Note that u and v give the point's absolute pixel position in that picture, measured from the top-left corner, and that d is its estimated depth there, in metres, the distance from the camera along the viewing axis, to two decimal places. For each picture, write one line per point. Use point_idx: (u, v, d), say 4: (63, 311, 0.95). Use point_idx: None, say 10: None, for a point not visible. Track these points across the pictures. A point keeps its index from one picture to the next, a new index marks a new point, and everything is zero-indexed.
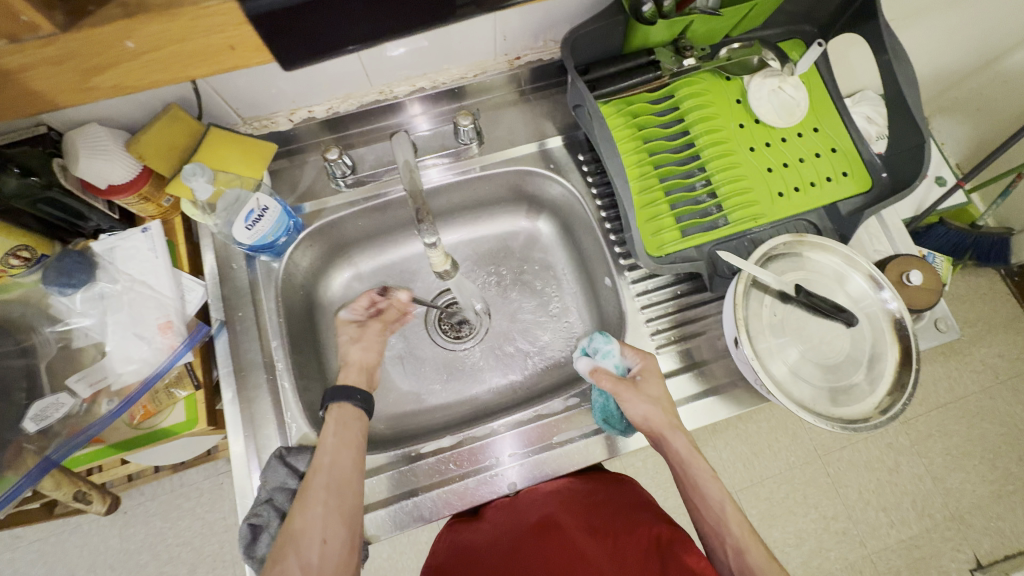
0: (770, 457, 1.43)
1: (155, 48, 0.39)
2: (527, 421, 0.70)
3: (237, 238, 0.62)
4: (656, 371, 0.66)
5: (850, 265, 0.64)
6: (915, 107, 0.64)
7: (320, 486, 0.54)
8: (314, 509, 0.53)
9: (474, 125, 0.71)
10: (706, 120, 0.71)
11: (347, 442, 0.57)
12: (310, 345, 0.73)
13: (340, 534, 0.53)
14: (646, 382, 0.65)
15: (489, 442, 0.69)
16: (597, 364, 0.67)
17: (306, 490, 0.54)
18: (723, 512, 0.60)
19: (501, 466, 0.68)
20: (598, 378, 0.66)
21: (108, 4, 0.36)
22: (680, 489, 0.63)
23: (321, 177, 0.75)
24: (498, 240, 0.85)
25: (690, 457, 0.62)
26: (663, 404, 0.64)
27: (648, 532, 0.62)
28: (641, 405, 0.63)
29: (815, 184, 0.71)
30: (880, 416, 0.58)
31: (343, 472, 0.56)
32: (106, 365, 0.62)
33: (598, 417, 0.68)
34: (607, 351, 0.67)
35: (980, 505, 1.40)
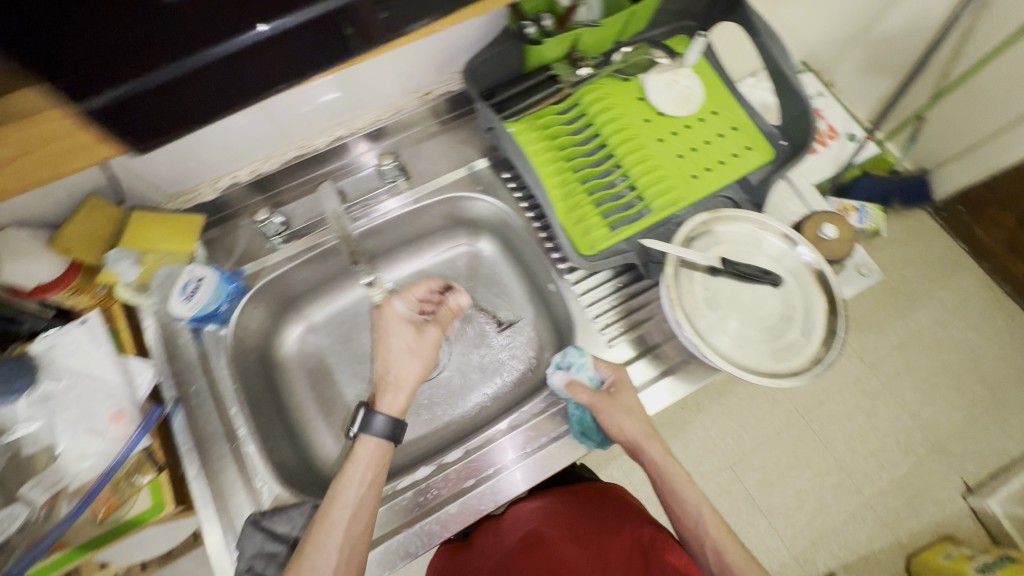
0: (756, 427, 1.47)
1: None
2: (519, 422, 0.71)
3: (176, 313, 0.63)
4: (630, 380, 0.68)
5: (764, 229, 0.68)
6: (794, 78, 0.70)
7: (328, 550, 0.54)
8: (323, 562, 0.53)
9: (395, 162, 0.75)
10: (613, 121, 0.76)
11: (369, 498, 0.57)
12: (271, 406, 0.73)
13: None
14: (621, 393, 0.67)
15: (485, 453, 0.70)
16: (572, 377, 0.68)
17: (313, 545, 0.54)
18: (700, 514, 0.62)
19: (504, 474, 0.69)
20: (575, 391, 0.67)
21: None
22: (659, 496, 0.66)
23: (256, 237, 0.75)
24: (443, 267, 0.87)
25: (665, 462, 0.65)
26: (638, 413, 0.66)
27: (631, 535, 0.64)
28: (616, 415, 0.65)
29: (724, 161, 0.75)
30: (816, 364, 0.62)
31: (353, 535, 0.55)
32: (60, 467, 0.60)
33: (576, 431, 0.69)
34: (580, 364, 0.69)
35: (957, 432, 1.47)
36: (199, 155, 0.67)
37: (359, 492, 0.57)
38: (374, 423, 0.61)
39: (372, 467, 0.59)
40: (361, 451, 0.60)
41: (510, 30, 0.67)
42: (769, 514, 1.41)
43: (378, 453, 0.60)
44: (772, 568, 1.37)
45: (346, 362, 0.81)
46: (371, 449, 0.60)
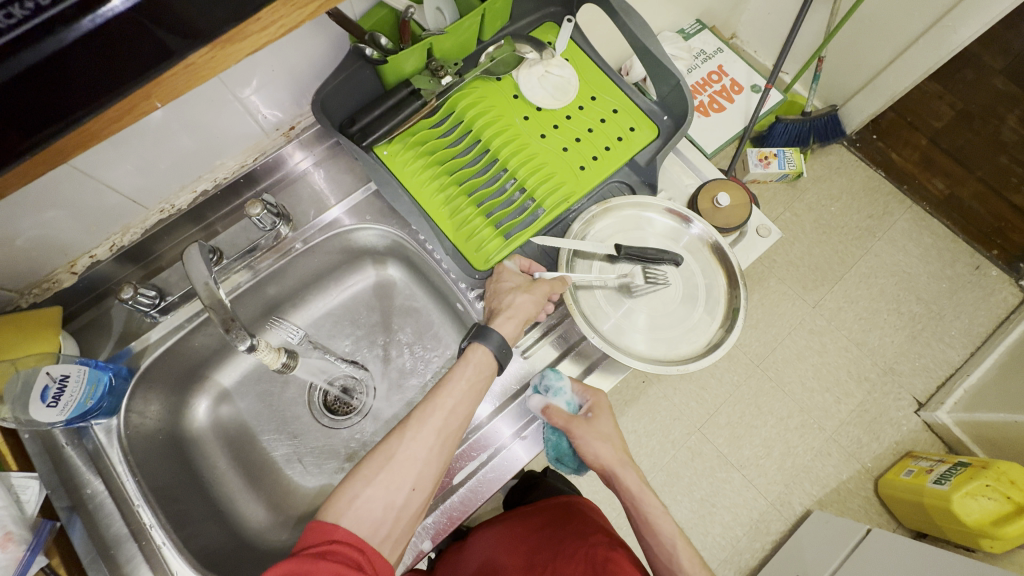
0: (716, 385, 1.50)
1: None
2: (502, 406, 0.72)
3: (45, 420, 0.57)
4: (608, 405, 0.66)
5: (654, 211, 0.67)
6: (658, 53, 0.69)
7: (430, 431, 0.53)
8: (417, 449, 0.52)
9: (267, 209, 0.68)
10: (490, 125, 0.73)
11: (473, 395, 0.56)
12: (187, 488, 0.68)
13: (427, 485, 0.52)
14: (599, 419, 0.65)
15: (481, 435, 0.70)
16: (549, 401, 0.66)
17: (408, 433, 0.53)
18: (673, 547, 0.58)
19: (505, 451, 0.70)
20: (551, 416, 0.65)
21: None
22: (633, 527, 0.61)
23: (134, 315, 0.70)
24: (353, 303, 0.83)
25: (640, 493, 0.61)
26: (616, 440, 0.64)
27: (584, 554, 0.58)
28: (593, 442, 0.63)
29: (611, 146, 0.73)
30: (710, 349, 0.62)
31: (450, 423, 0.55)
32: None
33: (552, 455, 0.70)
34: (558, 389, 0.67)
35: (902, 351, 1.53)
36: (39, 240, 0.60)
37: (466, 387, 0.56)
38: (489, 337, 0.58)
39: (480, 372, 0.58)
40: (475, 352, 0.58)
41: (353, 51, 0.64)
42: (743, 467, 1.44)
43: (484, 366, 0.58)
44: (752, 518, 1.40)
45: (266, 420, 0.77)
46: (479, 358, 0.58)
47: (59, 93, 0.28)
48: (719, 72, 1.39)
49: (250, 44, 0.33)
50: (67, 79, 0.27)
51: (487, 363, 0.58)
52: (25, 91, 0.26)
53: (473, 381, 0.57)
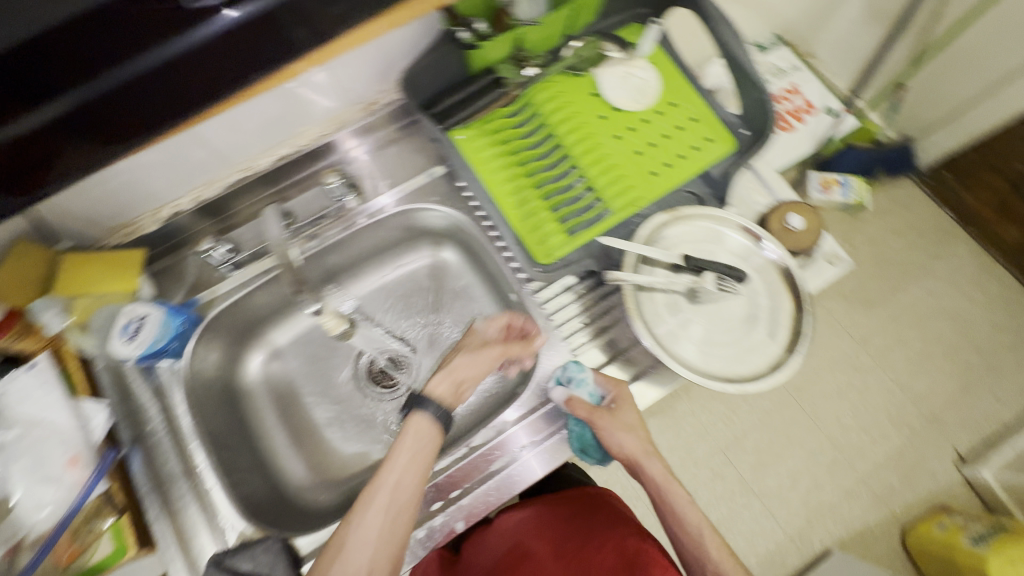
0: (747, 409, 1.47)
1: None
2: (529, 412, 0.69)
3: (120, 355, 0.61)
4: (631, 396, 0.66)
5: (726, 226, 0.66)
6: (748, 65, 0.68)
7: (375, 511, 0.54)
8: (368, 532, 0.53)
9: (342, 179, 0.73)
10: (567, 121, 0.73)
11: (417, 465, 0.57)
12: (236, 437, 0.72)
13: (385, 568, 0.53)
14: (622, 409, 0.65)
15: (502, 439, 0.68)
16: (572, 393, 0.65)
17: (353, 520, 0.54)
18: (701, 536, 0.60)
19: (521, 460, 0.67)
20: (574, 407, 0.64)
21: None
22: (660, 516, 0.64)
23: (206, 267, 0.73)
24: (408, 280, 0.85)
25: (667, 484, 0.63)
26: (639, 431, 0.64)
27: (617, 545, 0.59)
28: (616, 433, 0.63)
29: (685, 155, 0.72)
30: (777, 370, 0.60)
31: (399, 499, 0.55)
32: (15, 519, 0.58)
33: (576, 448, 0.66)
34: (580, 380, 0.66)
35: (950, 401, 1.46)
36: (130, 185, 0.64)
37: (407, 459, 0.57)
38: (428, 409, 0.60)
39: (419, 441, 0.58)
40: (415, 421, 0.59)
41: (446, 34, 0.65)
42: (764, 496, 1.41)
43: (427, 435, 0.59)
44: (768, 549, 1.37)
45: (313, 383, 0.79)
46: (420, 426, 0.59)
47: (214, 60, 0.38)
48: (792, 90, 1.34)
49: (391, 20, 0.40)
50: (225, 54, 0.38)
51: (432, 424, 0.60)
52: (199, 60, 0.38)
53: (416, 447, 0.58)
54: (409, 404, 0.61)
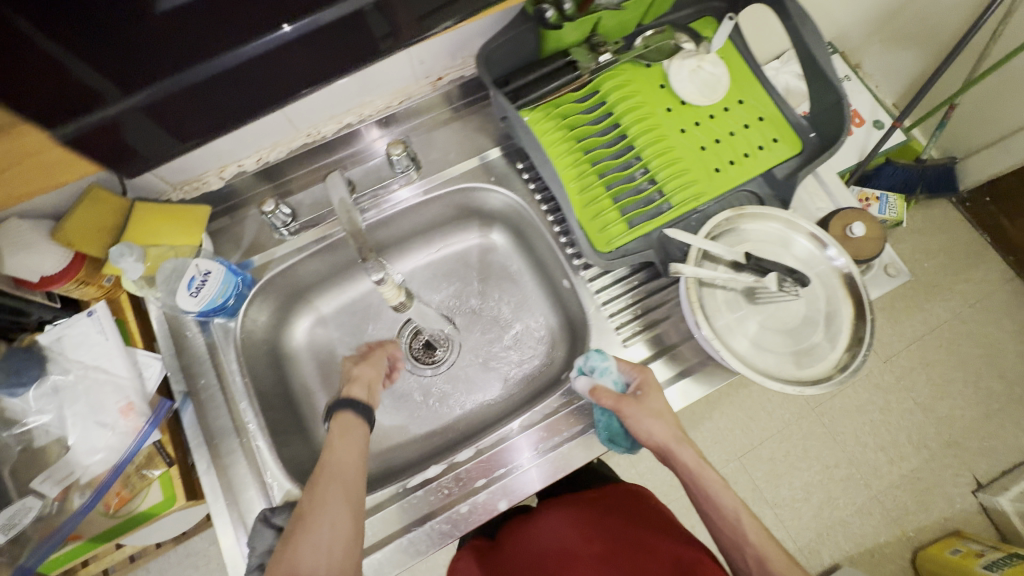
0: (766, 418, 1.46)
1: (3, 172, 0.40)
2: (551, 412, 0.67)
3: (184, 307, 0.62)
4: (657, 383, 0.62)
5: (792, 228, 0.65)
6: (827, 65, 0.67)
7: (327, 481, 0.54)
8: (324, 498, 0.53)
9: (406, 152, 0.71)
10: (633, 111, 0.72)
11: (353, 446, 0.59)
12: (280, 399, 0.72)
13: (348, 526, 0.52)
14: (648, 396, 0.61)
15: (501, 450, 0.65)
16: (596, 383, 0.62)
17: (312, 491, 0.54)
18: (738, 521, 0.56)
19: (517, 474, 0.64)
20: (599, 398, 0.60)
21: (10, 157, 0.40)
22: (693, 502, 0.60)
23: (264, 229, 0.73)
24: (456, 260, 0.85)
25: (699, 469, 0.59)
26: (667, 416, 0.61)
27: (669, 552, 0.59)
28: (644, 421, 0.59)
29: (750, 154, 0.72)
30: (840, 372, 0.60)
31: (346, 472, 0.56)
32: (71, 460, 0.59)
33: (604, 438, 0.63)
34: (604, 369, 0.62)
35: (972, 427, 1.44)
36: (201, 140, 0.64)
37: (339, 441, 0.59)
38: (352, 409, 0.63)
39: (346, 431, 0.61)
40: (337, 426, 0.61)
41: (526, 12, 0.63)
42: (776, 506, 1.40)
43: (351, 426, 0.61)
44: None
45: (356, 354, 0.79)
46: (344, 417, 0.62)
47: (291, 62, 0.46)
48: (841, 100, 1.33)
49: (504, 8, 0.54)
50: (320, 60, 0.47)
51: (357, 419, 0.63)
52: (271, 62, 0.44)
53: (347, 436, 0.60)
54: (334, 407, 0.63)
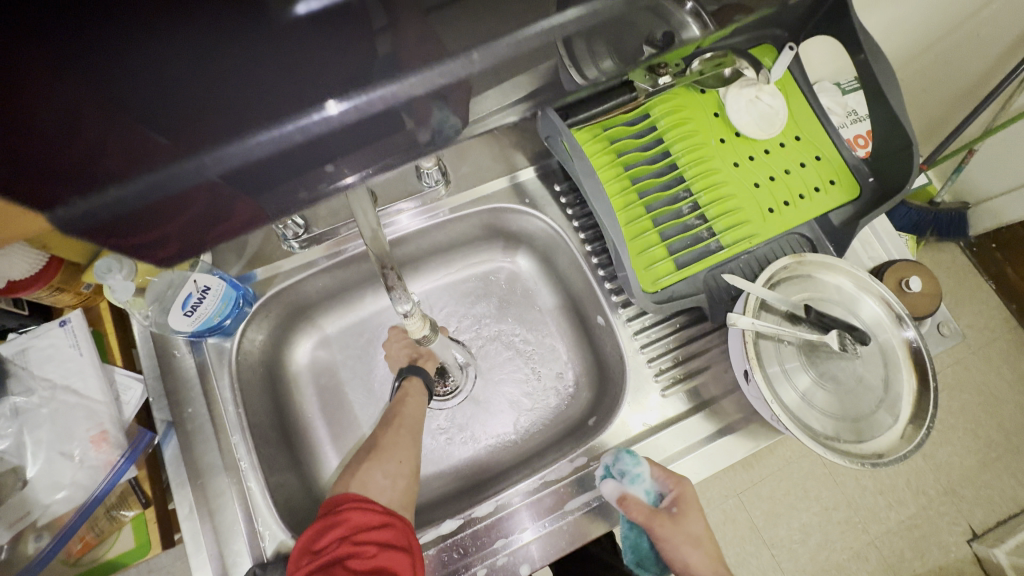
0: (767, 455, 1.26)
1: None
2: (578, 469, 0.60)
3: (176, 326, 0.55)
4: (697, 500, 0.57)
5: (857, 283, 0.60)
6: (898, 108, 0.62)
7: (400, 427, 0.59)
8: (398, 438, 0.58)
9: (438, 165, 0.66)
10: (686, 139, 0.66)
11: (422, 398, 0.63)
12: (276, 429, 0.64)
13: (411, 458, 0.57)
14: (685, 516, 0.57)
15: (502, 517, 0.58)
16: (625, 490, 0.56)
17: (386, 431, 0.59)
18: None
19: (512, 549, 0.57)
20: (629, 508, 0.55)
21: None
22: None
23: (271, 237, 0.66)
24: (478, 283, 0.78)
25: None
26: (706, 545, 0.57)
27: None
28: (680, 548, 0.56)
29: (805, 196, 0.67)
30: (904, 445, 0.55)
31: (415, 420, 0.61)
32: (29, 497, 0.52)
33: (632, 560, 0.62)
34: (635, 475, 0.57)
35: (968, 476, 1.29)
36: None
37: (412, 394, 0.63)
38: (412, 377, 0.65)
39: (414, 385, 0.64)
40: (407, 386, 0.63)
41: None
42: (772, 547, 1.23)
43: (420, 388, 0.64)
44: None
45: (360, 379, 0.71)
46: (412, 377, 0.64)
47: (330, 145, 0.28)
48: None
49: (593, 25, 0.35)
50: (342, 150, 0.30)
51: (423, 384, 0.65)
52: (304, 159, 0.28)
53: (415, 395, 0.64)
54: (405, 370, 0.65)
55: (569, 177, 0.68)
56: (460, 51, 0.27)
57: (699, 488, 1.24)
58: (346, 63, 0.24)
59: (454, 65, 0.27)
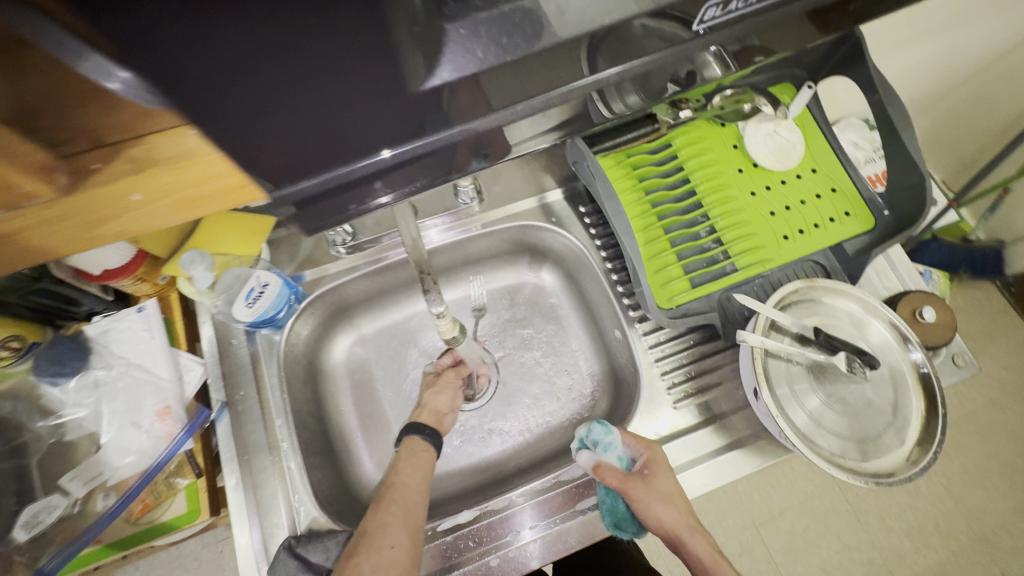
0: (788, 487, 1.23)
1: (156, 196, 0.24)
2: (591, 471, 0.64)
3: (237, 315, 0.62)
4: (666, 460, 0.60)
5: (866, 310, 0.62)
6: (912, 146, 0.65)
7: (392, 504, 0.58)
8: (386, 518, 0.56)
9: (473, 184, 0.73)
10: (705, 168, 0.71)
11: (419, 473, 0.62)
12: (314, 416, 0.69)
13: (405, 541, 0.55)
14: (656, 476, 0.59)
15: (514, 512, 0.62)
16: (600, 458, 0.60)
17: (376, 513, 0.57)
18: None
19: (522, 543, 0.60)
20: (604, 475, 0.59)
21: (118, 158, 0.23)
22: None
23: (321, 243, 0.73)
24: (504, 294, 0.83)
25: (712, 562, 0.58)
26: (677, 501, 0.59)
27: None
28: (655, 506, 0.58)
29: (820, 225, 0.70)
30: (910, 467, 0.56)
31: (408, 495, 0.59)
32: (101, 460, 0.59)
33: (609, 523, 0.59)
34: (608, 443, 0.61)
35: (1004, 523, 1.24)
36: None
37: (408, 466, 0.62)
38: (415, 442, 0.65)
39: (414, 453, 0.64)
40: (404, 449, 0.64)
41: None
42: None
43: (418, 461, 0.63)
44: None
45: (391, 377, 0.77)
46: (416, 442, 0.65)
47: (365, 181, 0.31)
48: None
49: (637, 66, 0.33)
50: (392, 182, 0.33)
51: (427, 444, 0.65)
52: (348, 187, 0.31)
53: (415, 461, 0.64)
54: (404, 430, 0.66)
55: (594, 199, 0.73)
56: (502, 105, 0.29)
57: (715, 515, 1.23)
58: (405, 122, 0.27)
59: (493, 117, 0.29)
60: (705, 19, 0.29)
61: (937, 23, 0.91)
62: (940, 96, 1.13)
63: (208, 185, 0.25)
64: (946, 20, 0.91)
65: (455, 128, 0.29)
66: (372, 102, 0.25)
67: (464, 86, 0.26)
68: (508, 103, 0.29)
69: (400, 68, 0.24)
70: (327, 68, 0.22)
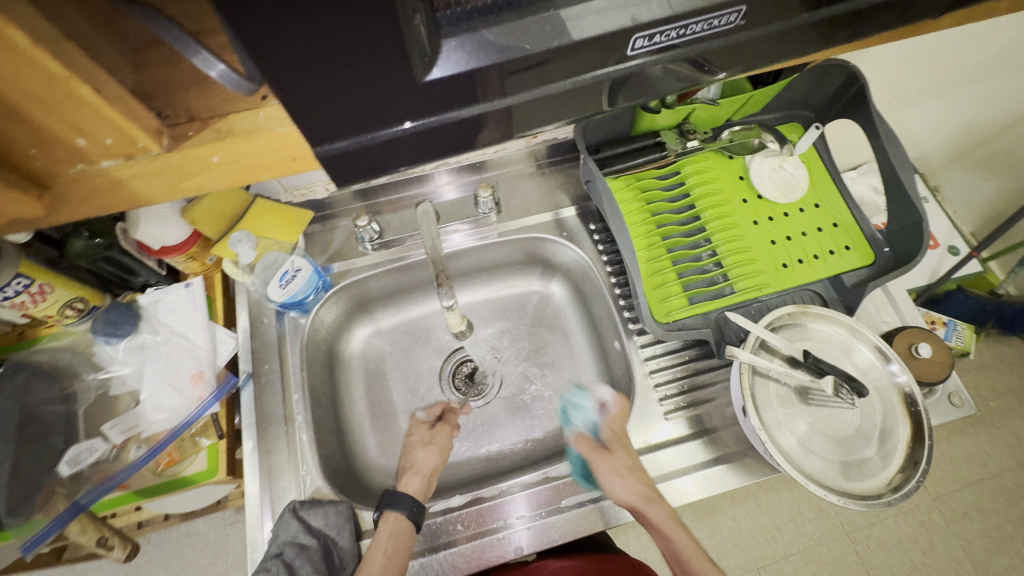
0: (793, 531, 1.18)
1: (235, 159, 0.35)
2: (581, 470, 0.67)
3: (271, 295, 0.68)
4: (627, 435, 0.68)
5: (855, 336, 0.64)
6: (909, 187, 0.67)
7: None
8: None
9: (492, 196, 0.78)
10: (710, 196, 0.75)
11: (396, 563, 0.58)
12: (327, 397, 0.75)
13: None
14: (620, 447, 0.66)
15: (503, 502, 0.65)
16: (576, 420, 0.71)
17: None
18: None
19: (508, 530, 0.63)
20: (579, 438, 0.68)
21: (205, 129, 0.33)
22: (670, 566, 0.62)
23: (351, 239, 0.80)
24: (512, 302, 0.88)
25: (670, 529, 0.61)
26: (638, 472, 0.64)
27: None
28: (615, 474, 0.63)
29: (819, 256, 0.73)
30: (891, 492, 0.58)
31: None
32: (139, 414, 0.66)
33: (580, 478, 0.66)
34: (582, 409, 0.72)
35: None
36: None
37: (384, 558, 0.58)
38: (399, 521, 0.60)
39: (395, 540, 0.59)
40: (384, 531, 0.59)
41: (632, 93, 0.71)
42: None
43: (398, 547, 0.59)
44: None
45: (401, 369, 0.82)
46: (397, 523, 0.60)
47: (392, 155, 0.34)
48: None
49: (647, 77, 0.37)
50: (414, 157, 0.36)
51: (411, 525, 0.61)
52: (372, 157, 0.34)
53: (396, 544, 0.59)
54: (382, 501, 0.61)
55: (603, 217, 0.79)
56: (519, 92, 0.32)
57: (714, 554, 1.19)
58: (433, 103, 0.31)
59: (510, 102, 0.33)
60: (636, 47, 0.31)
61: (954, 77, 0.95)
62: (966, 147, 1.14)
63: (266, 155, 0.35)
64: (963, 73, 0.94)
65: (478, 106, 0.32)
66: (403, 89, 0.29)
67: (492, 74, 0.30)
68: (522, 91, 0.32)
69: (420, 69, 0.29)
70: (377, 56, 0.27)
